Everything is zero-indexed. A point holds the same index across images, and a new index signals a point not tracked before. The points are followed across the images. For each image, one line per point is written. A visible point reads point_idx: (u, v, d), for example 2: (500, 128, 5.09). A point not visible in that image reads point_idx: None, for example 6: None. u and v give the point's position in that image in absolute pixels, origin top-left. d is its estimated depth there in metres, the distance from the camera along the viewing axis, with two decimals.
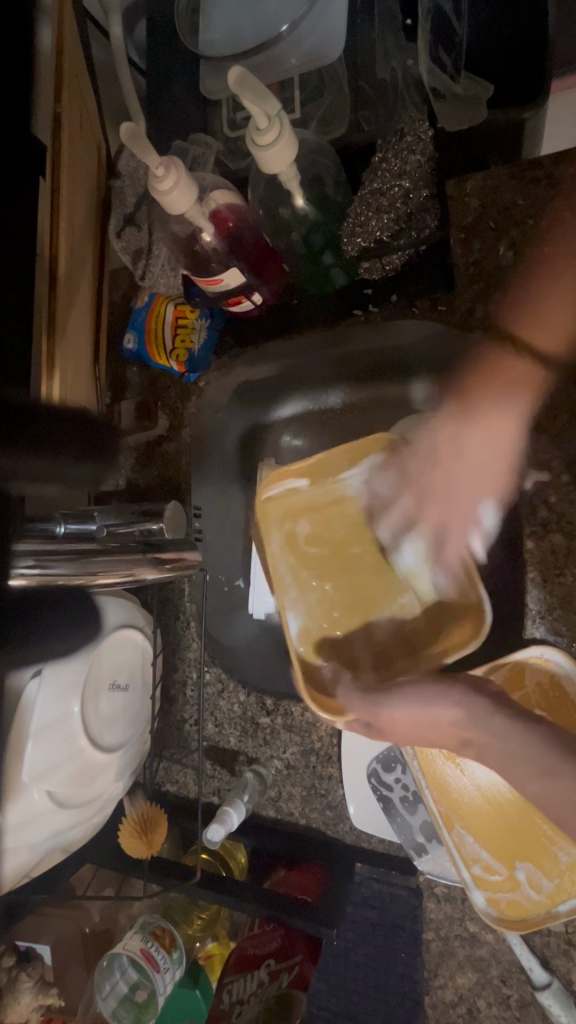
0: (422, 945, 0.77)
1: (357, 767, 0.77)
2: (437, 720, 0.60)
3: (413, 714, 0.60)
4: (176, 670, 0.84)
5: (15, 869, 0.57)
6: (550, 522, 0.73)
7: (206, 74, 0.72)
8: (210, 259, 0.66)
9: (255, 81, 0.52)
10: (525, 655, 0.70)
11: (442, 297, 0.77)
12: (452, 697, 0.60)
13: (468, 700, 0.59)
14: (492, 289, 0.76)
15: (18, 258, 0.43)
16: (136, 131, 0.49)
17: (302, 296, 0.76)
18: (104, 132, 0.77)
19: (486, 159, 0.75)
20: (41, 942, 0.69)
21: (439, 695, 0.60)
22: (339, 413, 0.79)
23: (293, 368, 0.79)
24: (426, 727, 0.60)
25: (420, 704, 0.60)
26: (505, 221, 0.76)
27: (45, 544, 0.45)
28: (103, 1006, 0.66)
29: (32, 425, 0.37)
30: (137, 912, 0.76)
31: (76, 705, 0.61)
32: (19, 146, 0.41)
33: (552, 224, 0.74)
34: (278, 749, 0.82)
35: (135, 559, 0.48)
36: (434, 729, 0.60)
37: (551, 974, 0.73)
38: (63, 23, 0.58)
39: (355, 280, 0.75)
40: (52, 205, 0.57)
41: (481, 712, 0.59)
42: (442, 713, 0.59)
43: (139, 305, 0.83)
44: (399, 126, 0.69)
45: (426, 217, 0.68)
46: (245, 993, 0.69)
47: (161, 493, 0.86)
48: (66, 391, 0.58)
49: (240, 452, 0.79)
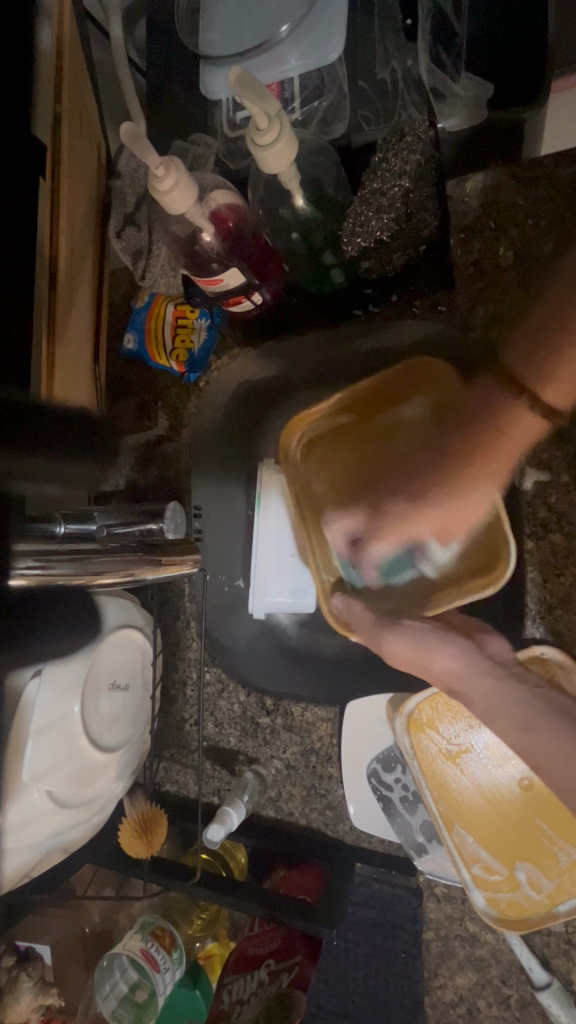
0: (422, 945, 0.77)
1: (356, 767, 0.77)
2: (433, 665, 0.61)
3: (411, 650, 0.61)
4: (176, 670, 0.84)
5: (15, 869, 0.57)
6: (551, 522, 0.73)
7: (206, 73, 0.71)
8: (210, 259, 0.65)
9: (255, 81, 0.52)
10: (525, 655, 0.70)
11: (442, 297, 0.78)
12: (449, 648, 0.61)
13: (464, 653, 0.61)
14: (492, 289, 0.77)
15: (17, 257, 0.43)
16: (136, 131, 0.49)
17: (301, 296, 0.76)
18: (104, 132, 0.77)
19: (487, 160, 0.76)
20: (40, 941, 0.70)
21: (439, 641, 0.61)
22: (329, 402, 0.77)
23: (297, 368, 0.79)
24: (419, 664, 0.61)
25: (420, 641, 0.61)
26: (505, 221, 0.77)
27: (44, 544, 0.44)
28: (103, 1006, 0.65)
29: (31, 425, 0.37)
30: (137, 913, 0.76)
31: (76, 706, 0.61)
32: (18, 143, 0.41)
33: (551, 225, 0.76)
34: (278, 750, 0.82)
35: (135, 560, 0.48)
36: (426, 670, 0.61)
37: (551, 974, 0.73)
38: (63, 22, 0.58)
39: (355, 278, 0.74)
40: (52, 206, 0.57)
41: (475, 669, 0.61)
42: (437, 658, 0.60)
43: (139, 305, 0.83)
44: (398, 127, 0.66)
45: (426, 217, 0.69)
46: (245, 993, 0.70)
47: (161, 493, 0.87)
48: (66, 391, 0.58)
49: (232, 447, 0.79)
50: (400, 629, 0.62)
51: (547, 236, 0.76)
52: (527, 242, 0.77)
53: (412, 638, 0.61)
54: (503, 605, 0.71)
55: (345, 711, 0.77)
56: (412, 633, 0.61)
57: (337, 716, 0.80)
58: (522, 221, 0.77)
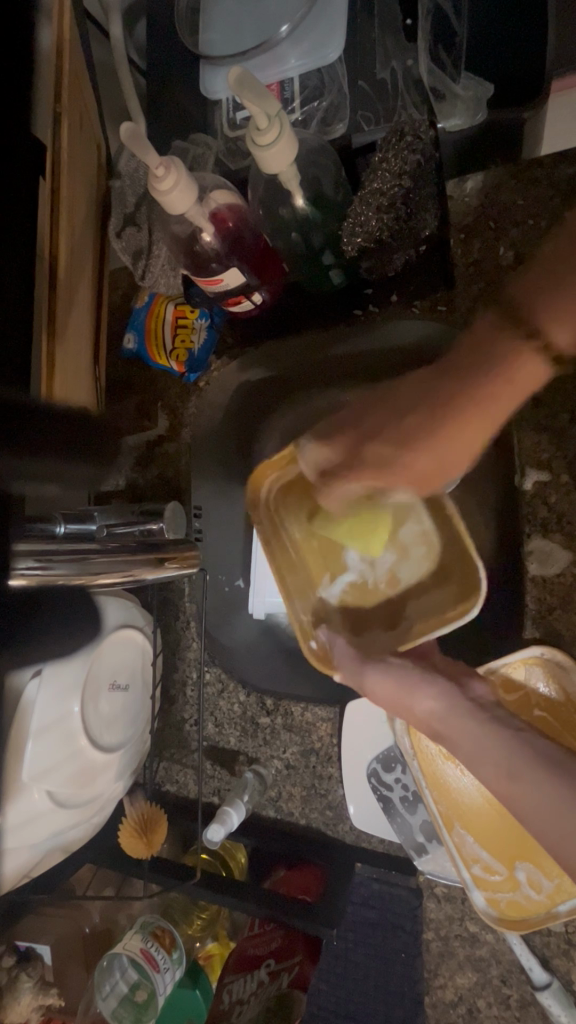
0: (423, 945, 0.77)
1: (356, 767, 0.77)
2: (414, 704, 0.61)
3: (391, 687, 0.61)
4: (175, 670, 0.84)
5: (15, 869, 0.57)
6: (550, 521, 0.73)
7: (205, 73, 0.71)
8: (210, 259, 0.66)
9: (255, 82, 0.52)
10: (525, 654, 0.71)
11: (442, 296, 0.78)
12: (428, 687, 0.61)
13: (448, 692, 0.61)
14: (492, 288, 0.77)
15: (17, 258, 0.43)
16: (135, 131, 0.49)
17: (302, 295, 0.77)
18: (104, 132, 0.77)
19: (487, 160, 0.75)
20: (41, 942, 0.69)
21: (419, 682, 0.61)
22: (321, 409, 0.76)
23: (296, 368, 0.79)
24: (402, 704, 0.61)
25: (402, 679, 0.61)
26: (505, 221, 0.77)
27: (45, 544, 0.44)
28: (103, 1006, 0.65)
29: (32, 425, 0.37)
30: (137, 912, 0.76)
31: (76, 706, 0.61)
32: (19, 143, 0.41)
33: (552, 224, 0.75)
34: (278, 749, 0.82)
35: (134, 560, 0.48)
36: (408, 710, 0.61)
37: (551, 974, 0.73)
38: (64, 23, 0.58)
39: (354, 279, 0.76)
40: (52, 206, 0.57)
41: (460, 713, 0.60)
42: (419, 699, 0.61)
43: (139, 305, 0.83)
44: (398, 127, 0.66)
45: (426, 216, 0.70)
46: (245, 993, 0.70)
47: (161, 493, 0.87)
48: (66, 392, 0.58)
49: (231, 446, 0.79)
50: (381, 664, 0.62)
51: (547, 235, 0.76)
52: (527, 242, 0.77)
53: (392, 675, 0.62)
54: (504, 605, 0.71)
55: (345, 711, 0.78)
56: (393, 669, 0.62)
57: (337, 716, 0.80)
58: (522, 222, 0.76)
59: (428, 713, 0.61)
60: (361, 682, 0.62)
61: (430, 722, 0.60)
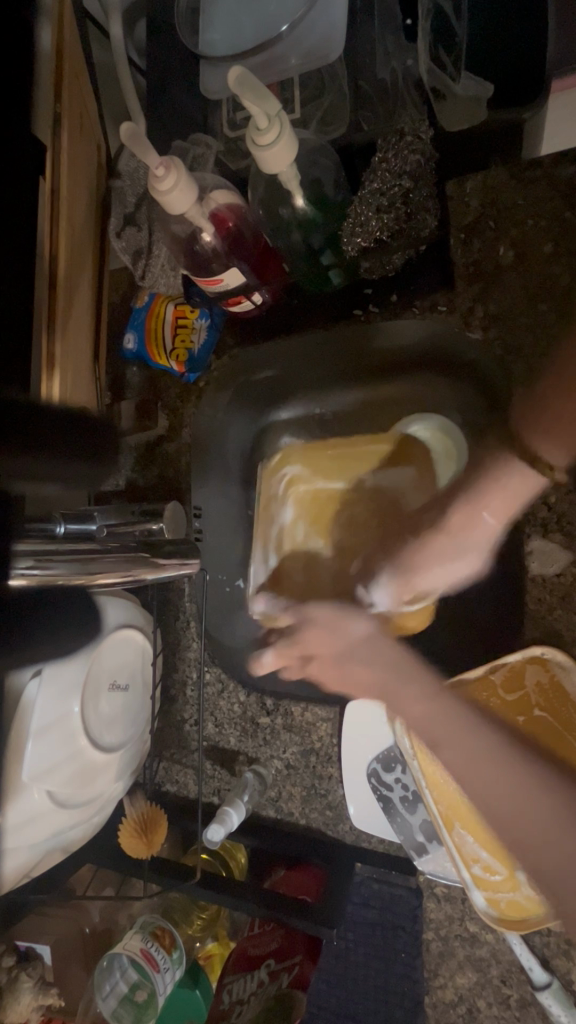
0: (422, 945, 0.77)
1: (356, 767, 0.77)
2: (349, 629, 0.71)
3: (334, 617, 0.72)
4: (176, 670, 0.84)
5: (14, 869, 0.57)
6: (550, 521, 0.73)
7: (206, 73, 0.72)
8: (210, 259, 0.66)
9: (255, 81, 0.52)
10: (526, 654, 0.71)
11: (441, 297, 0.76)
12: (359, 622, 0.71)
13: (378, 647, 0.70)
14: (491, 288, 0.74)
15: (18, 257, 0.43)
16: (135, 131, 0.50)
17: (303, 295, 0.79)
18: (104, 132, 0.77)
19: (487, 159, 0.73)
20: (41, 941, 0.69)
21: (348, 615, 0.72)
22: (336, 413, 0.78)
23: (293, 366, 0.78)
24: (337, 629, 0.71)
25: (340, 611, 0.72)
26: (505, 221, 0.74)
27: (45, 544, 0.44)
28: (103, 1006, 0.66)
29: (29, 423, 0.37)
30: (137, 913, 0.77)
31: (76, 706, 0.61)
32: (16, 142, 0.41)
33: (552, 224, 0.73)
34: (278, 749, 0.82)
35: (134, 559, 0.48)
36: (344, 637, 0.70)
37: (551, 974, 0.72)
38: (64, 21, 0.58)
39: (355, 279, 0.77)
40: (51, 206, 0.57)
41: (382, 653, 0.69)
42: (352, 625, 0.71)
43: (139, 305, 0.82)
44: (399, 126, 0.70)
45: (427, 217, 0.72)
46: (246, 993, 0.70)
47: (161, 493, 0.87)
48: (67, 394, 0.59)
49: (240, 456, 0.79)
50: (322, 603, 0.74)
51: (547, 236, 0.73)
52: (527, 242, 0.74)
53: (321, 622, 0.72)
54: (502, 596, 0.72)
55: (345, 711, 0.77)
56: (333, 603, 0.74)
57: (337, 716, 0.80)
58: (521, 222, 0.74)
59: (358, 635, 0.70)
60: (304, 615, 0.73)
61: (364, 643, 0.70)
